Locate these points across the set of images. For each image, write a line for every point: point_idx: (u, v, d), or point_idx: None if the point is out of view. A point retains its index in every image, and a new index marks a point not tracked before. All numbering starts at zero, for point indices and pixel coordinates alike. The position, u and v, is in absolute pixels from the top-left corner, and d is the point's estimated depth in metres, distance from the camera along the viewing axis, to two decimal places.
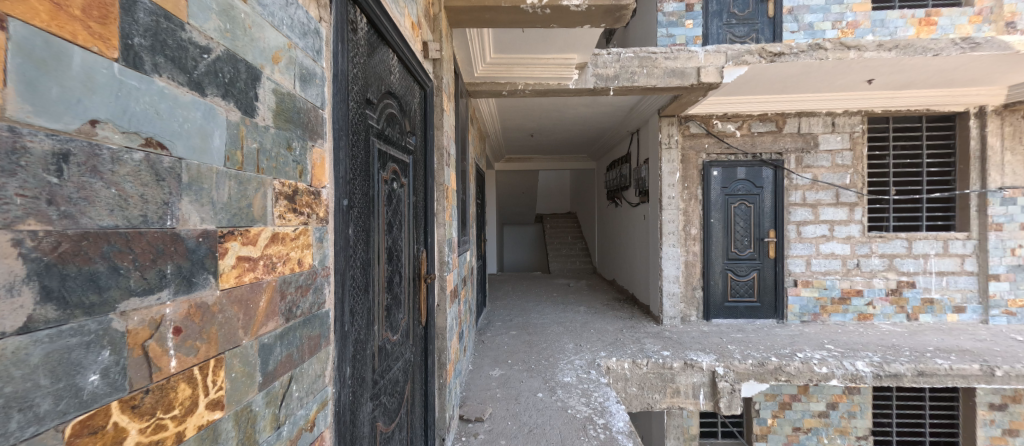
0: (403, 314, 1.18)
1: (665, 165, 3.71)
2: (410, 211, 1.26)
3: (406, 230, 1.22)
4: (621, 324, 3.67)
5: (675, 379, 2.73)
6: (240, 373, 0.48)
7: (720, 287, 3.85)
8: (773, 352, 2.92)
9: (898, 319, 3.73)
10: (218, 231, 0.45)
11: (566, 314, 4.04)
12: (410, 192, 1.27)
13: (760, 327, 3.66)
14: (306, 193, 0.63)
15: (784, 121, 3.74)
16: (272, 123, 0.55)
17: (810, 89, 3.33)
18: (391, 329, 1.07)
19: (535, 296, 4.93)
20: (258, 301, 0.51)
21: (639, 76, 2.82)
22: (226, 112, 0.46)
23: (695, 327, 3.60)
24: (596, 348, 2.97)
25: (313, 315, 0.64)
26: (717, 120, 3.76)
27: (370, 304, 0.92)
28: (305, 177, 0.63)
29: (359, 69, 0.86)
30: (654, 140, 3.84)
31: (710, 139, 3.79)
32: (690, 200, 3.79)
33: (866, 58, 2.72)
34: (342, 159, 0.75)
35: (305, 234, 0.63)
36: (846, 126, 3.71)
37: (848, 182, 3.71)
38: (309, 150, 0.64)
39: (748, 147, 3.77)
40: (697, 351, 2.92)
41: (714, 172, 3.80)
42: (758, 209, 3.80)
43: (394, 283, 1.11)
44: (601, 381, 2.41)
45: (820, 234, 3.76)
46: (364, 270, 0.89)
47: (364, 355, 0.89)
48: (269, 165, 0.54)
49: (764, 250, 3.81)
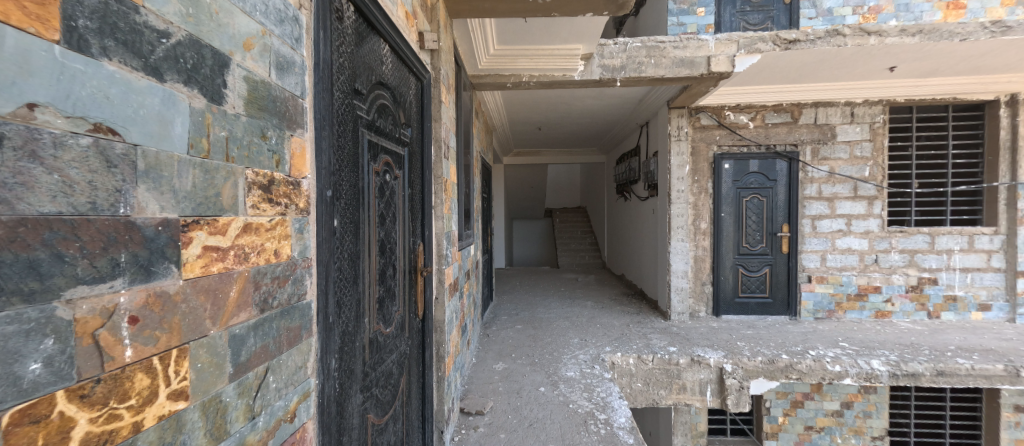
0: (397, 306, 1.16)
1: (674, 158, 3.63)
2: (406, 205, 1.24)
3: (400, 223, 1.20)
4: (629, 319, 3.63)
5: (682, 375, 2.67)
6: (208, 364, 0.47)
7: (731, 283, 3.74)
8: (785, 350, 2.85)
9: (919, 316, 3.64)
10: (182, 220, 0.44)
11: (572, 308, 4.02)
12: (405, 184, 1.24)
13: (772, 324, 3.55)
14: (284, 183, 0.63)
15: (799, 111, 3.65)
16: (243, 112, 0.54)
17: (828, 77, 3.22)
18: (383, 321, 1.06)
19: (543, 291, 4.92)
20: (227, 291, 0.50)
21: (647, 66, 2.73)
22: (189, 99, 0.45)
23: (704, 323, 3.53)
24: (601, 342, 2.94)
25: (293, 306, 0.64)
26: (730, 111, 3.67)
27: (359, 296, 0.91)
28: (284, 167, 0.62)
29: (345, 58, 0.84)
30: (663, 132, 3.75)
31: (722, 131, 3.71)
32: (700, 193, 3.72)
33: (888, 44, 2.61)
34: (325, 149, 0.74)
35: (282, 225, 0.62)
36: (866, 116, 3.60)
37: (867, 174, 3.60)
38: (287, 140, 0.63)
39: (762, 138, 3.68)
40: (705, 348, 2.87)
41: (726, 165, 3.72)
42: (771, 202, 3.72)
43: (387, 275, 1.09)
44: (605, 376, 2.37)
45: (837, 229, 3.65)
46: (352, 262, 0.88)
47: (352, 347, 0.88)
48: (241, 154, 0.53)
49: (777, 245, 3.74)
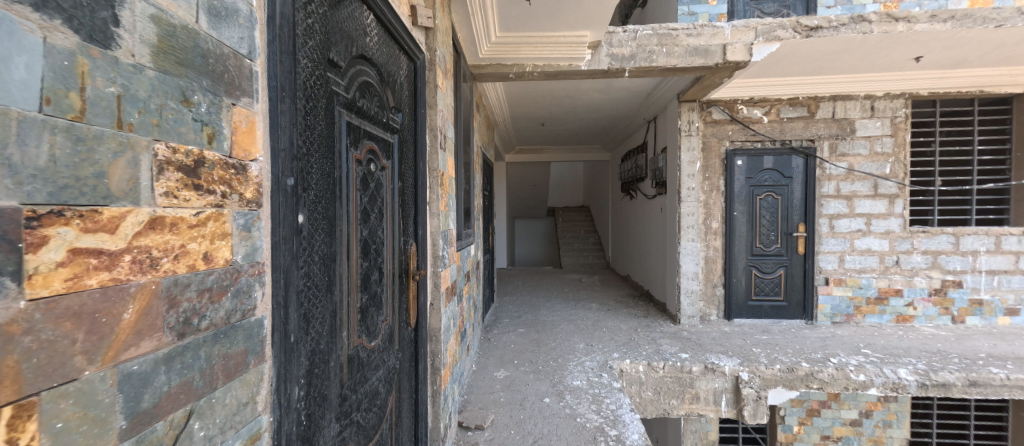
0: (385, 315, 1.01)
1: (684, 154, 3.46)
2: (395, 199, 1.09)
3: (389, 220, 1.05)
4: (636, 323, 3.48)
5: (695, 384, 2.52)
6: (76, 421, 0.32)
7: (744, 285, 3.58)
8: (804, 357, 2.69)
9: (943, 321, 3.45)
10: (29, 210, 0.29)
11: (577, 311, 3.87)
12: (395, 176, 1.09)
13: (788, 328, 3.39)
14: (221, 166, 0.48)
15: (816, 105, 3.47)
16: (151, 63, 0.39)
17: (849, 69, 3.06)
18: (367, 334, 0.91)
19: (546, 292, 4.76)
20: (117, 313, 0.35)
21: (658, 55, 2.58)
22: (45, 32, 0.30)
23: (716, 327, 3.37)
24: (609, 348, 2.78)
25: (232, 326, 0.49)
26: (743, 105, 3.50)
27: (335, 307, 0.76)
28: (220, 144, 0.48)
29: (315, 20, 0.70)
30: (672, 126, 3.59)
31: (734, 126, 3.54)
32: (711, 191, 3.55)
33: (917, 30, 2.44)
34: (285, 127, 0.59)
35: (218, 220, 0.47)
36: (886, 110, 3.43)
37: (888, 171, 3.43)
38: (226, 109, 0.49)
39: (777, 134, 3.52)
40: (719, 354, 2.70)
41: (738, 161, 3.55)
42: (786, 200, 3.52)
43: (372, 280, 0.94)
44: (614, 386, 2.22)
45: (855, 229, 3.49)
46: (326, 266, 0.73)
47: (326, 369, 0.73)
48: (147, 121, 0.39)
49: (794, 245, 3.51)
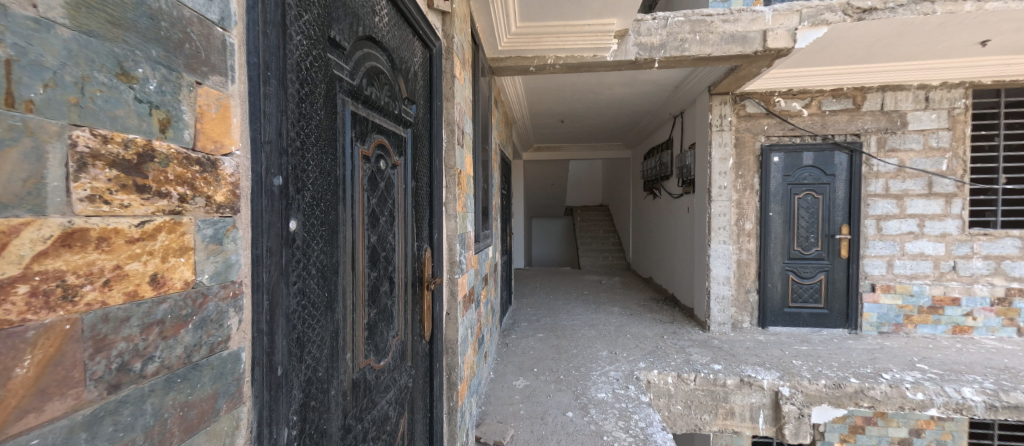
0: (396, 330, 0.90)
1: (715, 150, 3.24)
2: (408, 200, 0.98)
3: (401, 223, 0.94)
4: (662, 329, 3.29)
5: (729, 399, 2.33)
6: None
7: (780, 291, 3.34)
8: (852, 372, 2.46)
9: (1006, 333, 3.13)
10: None
11: (598, 315, 3.71)
12: (408, 175, 0.98)
13: (830, 339, 3.13)
14: (179, 161, 0.37)
15: (862, 97, 3.19)
16: (66, 19, 0.28)
17: (903, 56, 2.78)
18: (376, 353, 0.80)
19: (565, 294, 4.61)
20: (9, 371, 0.24)
21: (691, 44, 2.38)
22: None
23: (750, 336, 3.15)
24: (634, 357, 2.62)
25: (197, 367, 0.38)
26: (780, 97, 3.26)
27: (337, 326, 0.65)
28: (178, 133, 0.37)
29: None
30: (702, 121, 3.37)
31: (770, 120, 3.29)
32: (744, 190, 3.32)
33: (988, 10, 2.17)
34: (271, 113, 0.48)
35: (174, 231, 0.36)
36: (943, 101, 3.12)
37: (944, 168, 3.13)
38: (186, 88, 0.38)
39: (818, 128, 3.26)
40: (756, 367, 2.50)
41: (775, 157, 3.30)
42: (828, 199, 3.27)
43: (381, 292, 0.83)
44: (643, 400, 2.06)
45: (906, 231, 3.19)
46: (325, 279, 0.62)
47: (325, 400, 0.62)
48: (59, 97, 0.28)
49: (835, 248, 3.28)
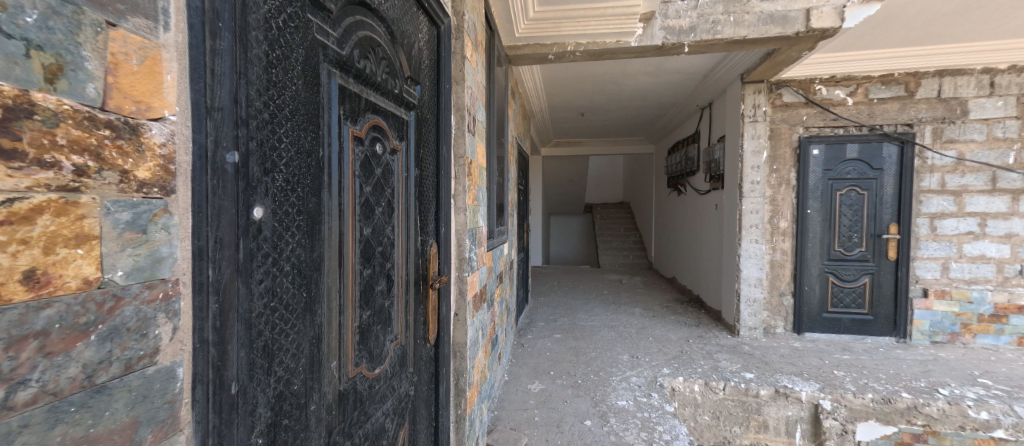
0: (394, 334, 0.81)
1: (748, 143, 3.01)
2: (410, 190, 0.88)
3: (402, 215, 0.84)
4: (687, 333, 3.11)
5: (762, 411, 2.15)
6: None
7: (819, 294, 3.09)
8: (904, 386, 2.22)
9: None
10: None
11: (618, 316, 3.55)
12: (410, 162, 0.88)
13: (875, 348, 2.87)
14: (79, 122, 0.28)
15: (916, 82, 2.89)
16: None
17: (967, 36, 2.48)
18: (370, 360, 0.71)
19: (584, 293, 4.47)
20: None
21: (725, 26, 2.17)
22: None
23: (784, 343, 2.93)
24: (657, 362, 2.47)
25: (97, 392, 0.29)
26: (820, 85, 3.00)
27: (319, 332, 0.56)
28: (75, 84, 0.28)
29: None
30: (734, 112, 3.14)
31: (810, 110, 3.03)
32: (779, 185, 3.08)
33: None
34: (224, 73, 0.39)
35: (66, 214, 0.27)
36: (1011, 86, 2.78)
37: (1012, 161, 2.79)
38: (84, 26, 0.28)
39: (864, 118, 2.98)
40: (793, 377, 2.30)
41: (814, 150, 3.04)
42: (875, 196, 3.00)
43: (377, 291, 0.74)
44: (667, 410, 1.91)
45: (965, 231, 2.87)
46: (303, 277, 0.53)
47: (302, 417, 0.53)
48: None
49: (882, 250, 3.00)
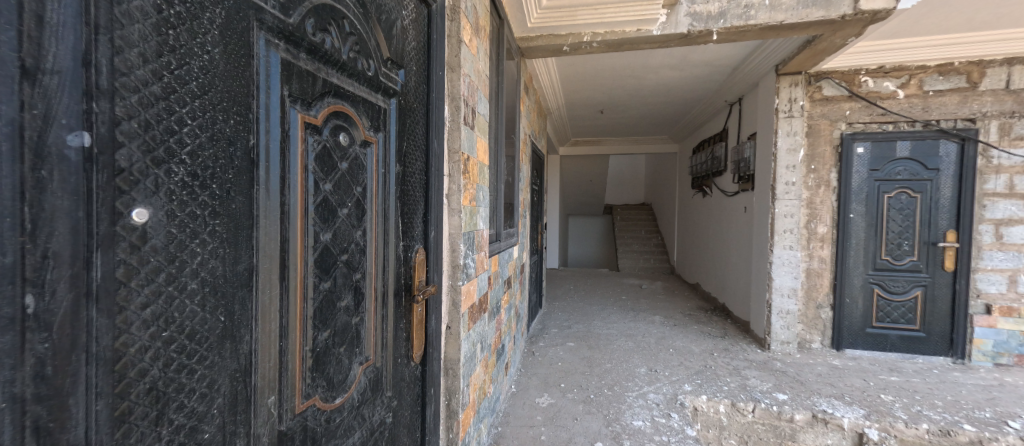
0: (364, 355, 0.70)
1: (782, 140, 2.76)
2: (389, 188, 0.77)
3: (377, 218, 0.73)
4: (711, 345, 2.89)
5: (797, 439, 1.92)
6: None
7: (862, 308, 2.80)
8: (967, 416, 1.94)
9: None
10: None
11: (637, 324, 3.36)
12: (390, 156, 0.77)
13: (928, 369, 2.57)
14: None
15: (980, 72, 2.56)
16: None
17: None
18: (327, 389, 0.60)
19: (601, 298, 4.29)
20: None
21: (758, 10, 1.96)
22: None
23: (821, 360, 2.66)
24: (677, 377, 2.28)
25: None
26: (866, 77, 2.72)
27: (246, 363, 0.45)
28: None
29: None
30: (766, 107, 2.90)
31: (854, 104, 2.75)
32: (818, 186, 2.80)
33: None
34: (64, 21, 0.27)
35: None
36: None
37: None
38: None
39: (917, 112, 2.67)
40: (833, 401, 2.06)
41: (858, 149, 2.76)
42: (929, 198, 2.68)
43: (340, 308, 0.63)
44: (688, 433, 1.73)
45: None
46: (220, 296, 0.42)
47: None
48: None
49: (937, 259, 2.69)
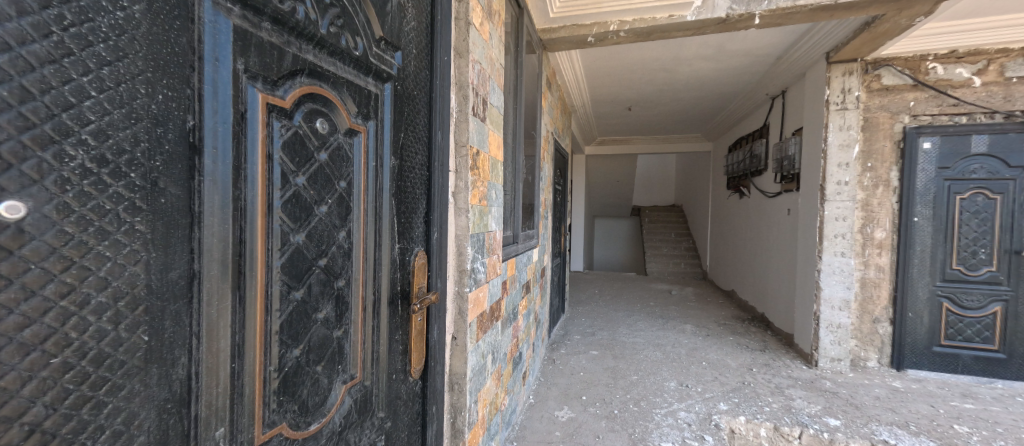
0: (349, 371, 0.62)
1: (833, 135, 2.49)
2: (381, 184, 0.68)
3: (367, 216, 0.64)
4: (749, 359, 2.65)
5: None
6: None
7: (927, 324, 2.47)
8: None
9: None
10: None
11: (666, 333, 3.15)
12: (382, 147, 0.68)
13: (1012, 397, 2.22)
14: None
15: None
16: None
17: None
18: (301, 414, 0.52)
19: (627, 304, 4.09)
20: None
21: None
22: None
23: (879, 381, 2.37)
24: (711, 394, 2.09)
25: None
26: (934, 62, 2.40)
27: (183, 391, 0.37)
28: None
29: None
30: (815, 99, 2.62)
31: (920, 94, 2.43)
32: (876, 186, 2.49)
33: None
34: None
35: None
36: None
37: None
38: None
39: (998, 102, 2.33)
40: (896, 430, 1.80)
41: (925, 144, 2.43)
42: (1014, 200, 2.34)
43: (317, 320, 0.54)
44: None
45: None
46: (142, 313, 0.34)
47: None
48: None
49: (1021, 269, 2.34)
